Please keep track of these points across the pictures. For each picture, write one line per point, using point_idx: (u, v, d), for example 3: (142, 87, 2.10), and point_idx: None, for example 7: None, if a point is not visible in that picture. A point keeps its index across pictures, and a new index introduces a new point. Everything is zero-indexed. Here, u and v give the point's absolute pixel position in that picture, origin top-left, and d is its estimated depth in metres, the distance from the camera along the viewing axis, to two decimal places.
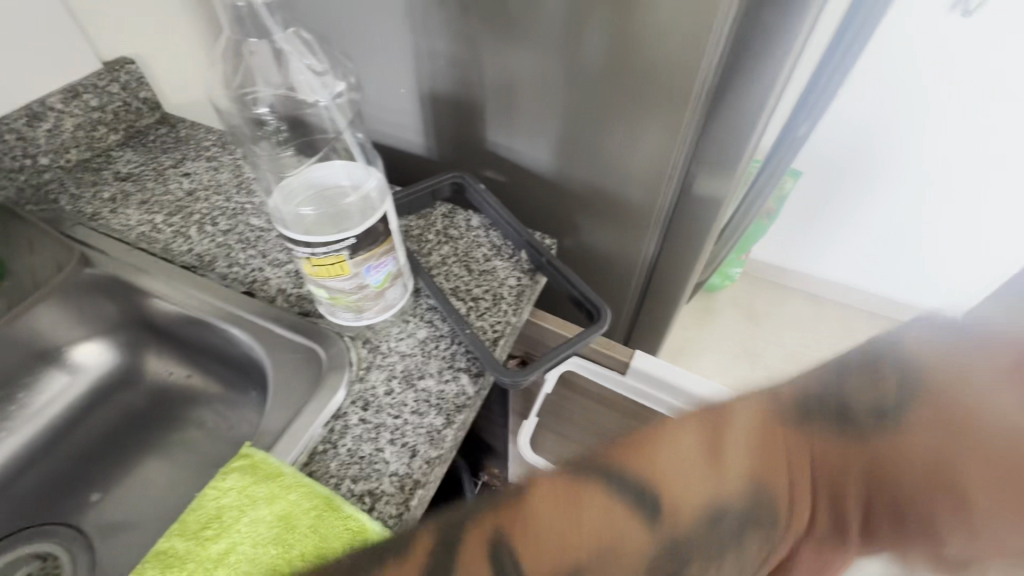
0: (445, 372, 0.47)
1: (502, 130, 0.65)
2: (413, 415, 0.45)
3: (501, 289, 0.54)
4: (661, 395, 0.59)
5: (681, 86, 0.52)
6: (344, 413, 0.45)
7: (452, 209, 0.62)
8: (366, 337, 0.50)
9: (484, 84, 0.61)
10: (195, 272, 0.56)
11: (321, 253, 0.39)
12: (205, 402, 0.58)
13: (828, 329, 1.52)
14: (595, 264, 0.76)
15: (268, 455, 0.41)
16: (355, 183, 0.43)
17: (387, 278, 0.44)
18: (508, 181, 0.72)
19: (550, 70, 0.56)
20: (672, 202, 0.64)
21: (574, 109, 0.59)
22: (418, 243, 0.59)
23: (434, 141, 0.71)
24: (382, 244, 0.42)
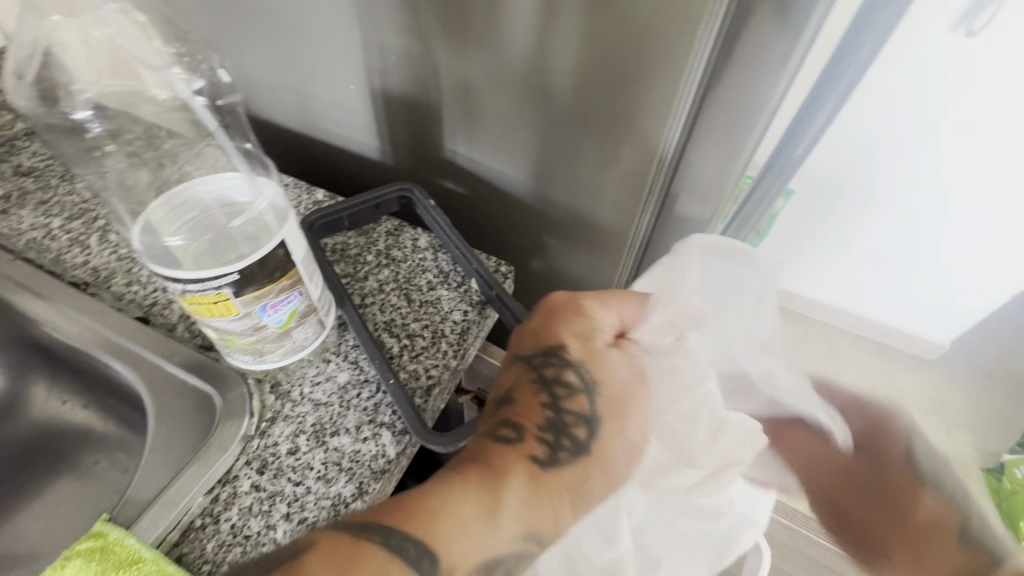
0: (364, 429, 0.40)
1: (460, 138, 0.58)
2: (318, 482, 0.37)
3: (443, 326, 0.47)
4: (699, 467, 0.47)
5: (659, 104, 0.44)
6: (235, 477, 0.37)
7: (398, 226, 0.55)
8: (275, 378, 0.42)
9: (439, 88, 0.54)
10: (85, 290, 0.47)
11: (196, 290, 0.31)
12: (99, 438, 0.51)
13: (812, 349, 1.45)
14: (564, 287, 0.70)
15: (129, 533, 0.33)
16: (254, 204, 0.36)
17: (292, 316, 0.37)
18: (470, 193, 0.64)
19: (512, 78, 0.49)
20: (648, 228, 0.57)
21: (541, 126, 0.52)
22: (353, 265, 0.51)
23: (389, 146, 0.64)
24: (279, 279, 0.34)
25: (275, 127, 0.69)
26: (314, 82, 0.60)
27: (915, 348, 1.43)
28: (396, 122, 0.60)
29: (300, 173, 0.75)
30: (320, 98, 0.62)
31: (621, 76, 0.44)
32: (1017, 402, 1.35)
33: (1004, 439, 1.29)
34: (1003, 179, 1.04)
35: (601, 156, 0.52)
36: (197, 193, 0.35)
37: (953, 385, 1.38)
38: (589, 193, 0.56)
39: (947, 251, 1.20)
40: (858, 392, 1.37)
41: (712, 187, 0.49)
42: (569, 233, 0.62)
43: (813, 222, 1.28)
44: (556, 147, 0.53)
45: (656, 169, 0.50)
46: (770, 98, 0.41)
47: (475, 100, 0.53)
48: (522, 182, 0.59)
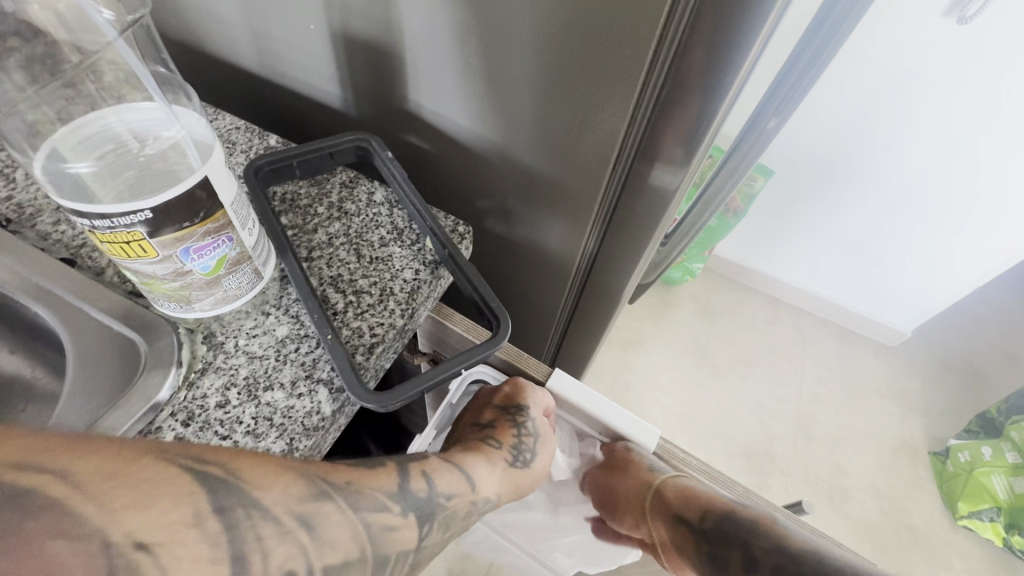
0: (299, 385, 0.38)
1: (423, 89, 0.55)
2: (247, 437, 0.36)
3: (392, 284, 0.45)
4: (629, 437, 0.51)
5: (628, 61, 0.42)
6: (159, 428, 0.36)
7: (354, 177, 0.52)
8: (209, 329, 0.40)
9: (400, 33, 0.50)
10: (7, 227, 0.44)
11: (105, 227, 0.29)
12: (28, 387, 0.48)
13: (779, 331, 1.48)
14: (529, 254, 0.68)
15: None
16: (173, 133, 0.34)
17: (221, 263, 0.35)
18: (435, 150, 0.62)
19: (476, 23, 0.45)
20: (615, 195, 0.56)
21: (507, 80, 0.49)
22: (303, 215, 0.49)
23: (351, 94, 0.60)
24: (204, 221, 0.32)
25: (231, 67, 0.65)
26: (269, 19, 0.56)
27: (876, 334, 1.47)
28: (357, 68, 0.56)
29: (259, 119, 0.71)
30: (277, 36, 0.57)
31: (589, 29, 0.41)
32: (966, 388, 1.41)
33: (950, 424, 1.35)
34: (976, 171, 1.04)
35: (568, 116, 0.49)
36: (108, 123, 0.32)
37: (908, 371, 1.43)
38: (557, 155, 0.54)
39: (916, 241, 1.22)
40: (819, 374, 1.41)
41: (679, 156, 0.47)
42: (535, 197, 0.60)
43: (789, 204, 1.28)
44: (522, 104, 0.50)
45: (624, 133, 0.48)
46: (741, 65, 0.39)
47: (439, 47, 0.50)
48: (488, 140, 0.57)
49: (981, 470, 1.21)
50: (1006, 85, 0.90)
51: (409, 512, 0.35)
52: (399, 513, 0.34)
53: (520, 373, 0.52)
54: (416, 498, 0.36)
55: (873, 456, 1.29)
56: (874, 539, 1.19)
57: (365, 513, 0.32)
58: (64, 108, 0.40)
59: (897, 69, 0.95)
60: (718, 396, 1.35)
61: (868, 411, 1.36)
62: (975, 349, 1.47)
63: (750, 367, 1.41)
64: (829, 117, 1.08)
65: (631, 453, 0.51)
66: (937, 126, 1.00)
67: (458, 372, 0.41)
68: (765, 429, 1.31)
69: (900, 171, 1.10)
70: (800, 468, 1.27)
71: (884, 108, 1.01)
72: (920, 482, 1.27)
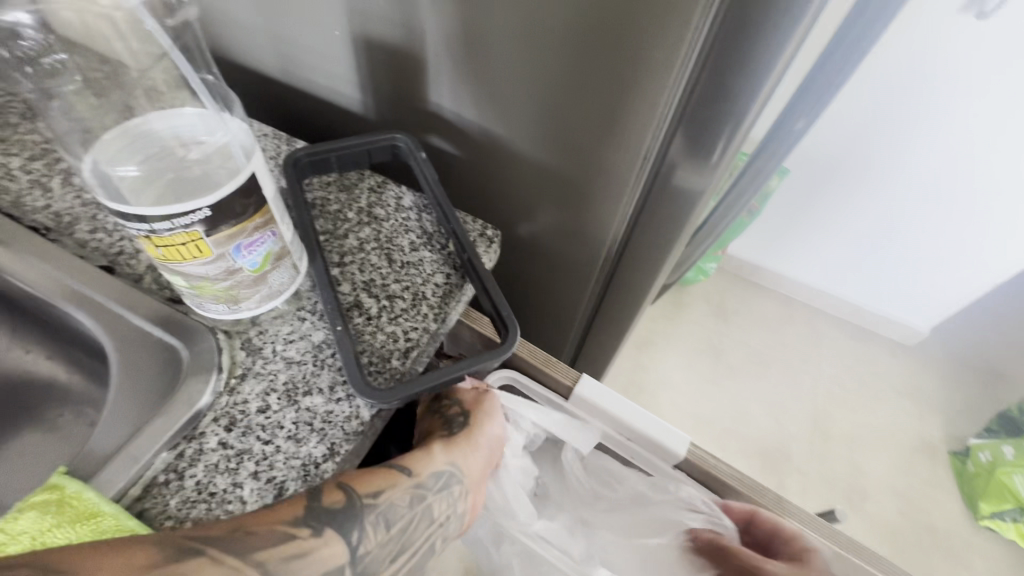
0: (338, 390, 0.38)
1: (447, 93, 0.55)
2: (289, 442, 0.36)
3: (423, 288, 0.45)
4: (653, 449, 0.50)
5: (659, 62, 0.41)
6: (202, 433, 0.36)
7: (382, 182, 0.52)
8: (248, 335, 0.40)
9: (425, 37, 0.50)
10: (45, 235, 0.45)
11: (165, 230, 0.29)
12: (64, 393, 0.49)
13: (794, 331, 1.47)
14: (550, 256, 0.68)
15: (90, 487, 0.32)
16: (217, 138, 0.33)
17: (267, 259, 0.35)
18: (458, 154, 0.62)
19: (505, 27, 0.45)
20: (640, 197, 0.55)
21: (533, 86, 0.49)
22: (333, 221, 0.49)
23: (375, 100, 0.61)
24: (253, 217, 0.32)
25: (254, 73, 0.66)
26: (295, 26, 0.56)
27: (893, 333, 1.45)
28: (379, 72, 0.57)
29: (282, 124, 0.72)
30: (301, 43, 0.58)
31: (619, 36, 0.41)
32: (985, 388, 1.39)
33: (970, 423, 1.33)
34: (997, 169, 1.03)
35: (594, 118, 0.49)
36: (153, 128, 0.32)
37: (927, 371, 1.41)
38: (582, 159, 0.54)
39: (935, 239, 1.21)
40: (834, 373, 1.40)
41: (708, 157, 0.47)
42: (558, 199, 0.60)
43: (805, 203, 1.27)
44: (548, 106, 0.50)
45: (652, 134, 0.48)
46: (773, 66, 0.39)
47: (464, 51, 0.50)
48: (512, 143, 0.57)
49: (1002, 470, 1.19)
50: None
51: (377, 531, 0.34)
52: (369, 538, 0.34)
53: (547, 377, 0.52)
54: (392, 519, 0.35)
55: (892, 455, 1.28)
56: (894, 540, 1.18)
57: (359, 536, 0.33)
58: (104, 118, 0.41)
59: (917, 67, 0.94)
60: (733, 395, 1.35)
61: (886, 411, 1.34)
62: (996, 348, 1.45)
63: (766, 367, 1.40)
64: (847, 115, 1.07)
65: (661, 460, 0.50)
66: (956, 124, 0.99)
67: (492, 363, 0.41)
68: (782, 429, 1.30)
69: (919, 168, 1.09)
70: (817, 468, 1.26)
71: (904, 105, 1.00)
72: (940, 482, 1.26)
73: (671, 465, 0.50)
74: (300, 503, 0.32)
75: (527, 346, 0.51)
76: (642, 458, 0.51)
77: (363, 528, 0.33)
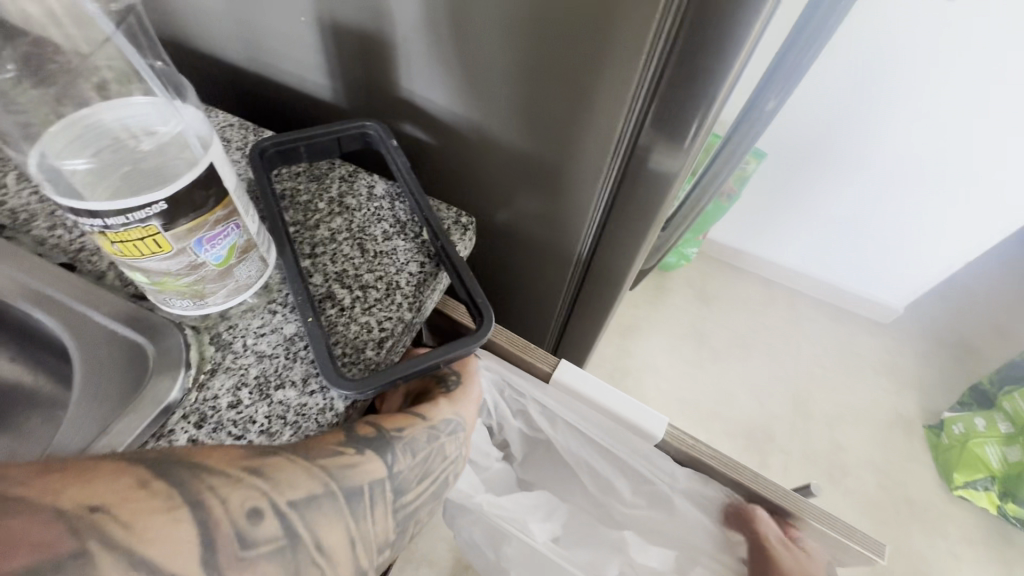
0: (311, 382, 0.38)
1: (416, 77, 0.54)
2: (261, 437, 0.36)
3: (398, 278, 0.45)
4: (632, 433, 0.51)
5: (630, 42, 0.41)
6: (171, 431, 0.35)
7: (353, 171, 0.52)
8: (216, 330, 0.40)
9: (392, 20, 0.49)
10: (2, 233, 0.43)
11: (120, 225, 0.28)
12: (31, 395, 0.48)
13: (775, 312, 1.49)
14: (529, 242, 0.68)
15: None
16: (172, 128, 0.32)
17: (232, 252, 0.34)
18: (432, 140, 0.61)
19: (473, 8, 0.44)
20: (615, 181, 0.55)
21: (505, 69, 0.48)
22: (304, 211, 0.48)
23: (344, 87, 0.59)
24: (214, 209, 0.31)
25: (219, 61, 0.64)
26: (258, 10, 0.55)
27: (871, 312, 1.48)
28: (347, 57, 0.55)
29: (251, 114, 0.70)
30: (266, 29, 0.56)
31: (589, 16, 0.41)
32: (958, 362, 1.43)
33: (944, 397, 1.37)
34: (968, 148, 1.05)
35: (566, 101, 0.48)
36: (101, 120, 0.31)
37: (902, 348, 1.45)
38: (557, 142, 0.53)
39: (909, 218, 1.23)
40: (814, 352, 1.43)
41: (681, 139, 0.47)
42: (535, 185, 0.60)
43: (784, 186, 1.29)
44: (520, 90, 0.50)
45: (625, 116, 0.47)
46: (742, 45, 0.39)
47: (433, 34, 0.49)
48: (486, 129, 0.56)
49: (975, 441, 1.23)
50: (999, 62, 0.90)
51: (402, 456, 0.38)
52: (397, 465, 0.37)
53: (526, 363, 0.52)
54: (415, 447, 0.39)
55: (870, 431, 1.32)
56: (873, 513, 1.21)
57: (388, 463, 0.37)
58: (56, 109, 0.40)
59: (890, 48, 0.95)
60: (716, 377, 1.37)
61: (864, 388, 1.38)
62: (967, 324, 1.49)
63: (749, 348, 1.42)
64: (821, 97, 1.08)
65: (639, 442, 0.51)
66: (927, 105, 1.00)
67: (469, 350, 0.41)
68: (764, 409, 1.33)
69: (893, 149, 1.10)
70: (799, 446, 1.29)
71: (877, 86, 1.01)
72: (916, 455, 1.30)
73: (648, 446, 0.51)
74: (341, 431, 0.36)
75: (504, 334, 0.51)
76: (620, 440, 0.52)
77: (395, 453, 0.37)
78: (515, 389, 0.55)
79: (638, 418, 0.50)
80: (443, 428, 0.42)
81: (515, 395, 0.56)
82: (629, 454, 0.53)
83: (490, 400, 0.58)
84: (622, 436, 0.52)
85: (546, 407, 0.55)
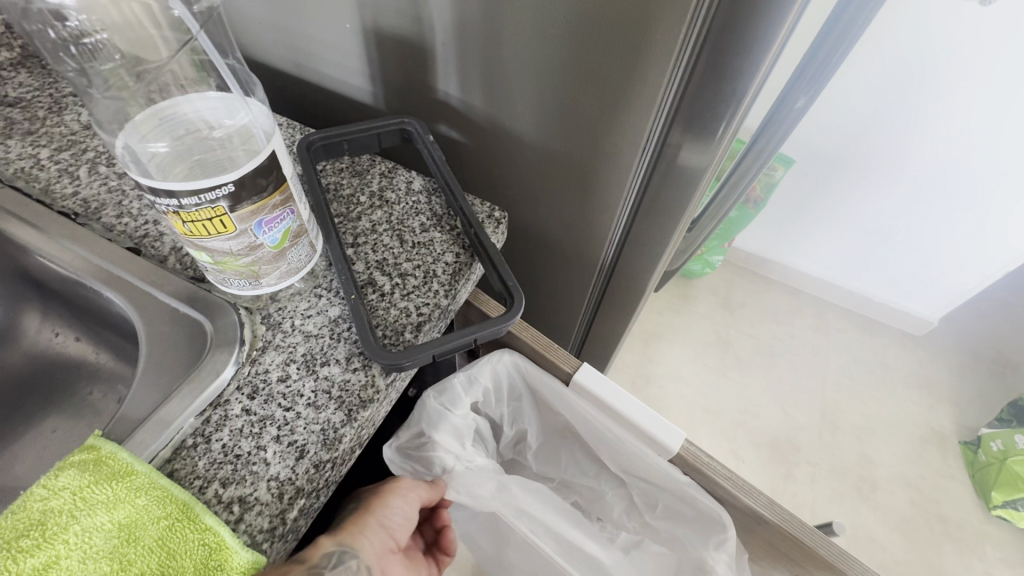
0: (354, 360, 0.40)
1: (452, 80, 0.57)
2: (308, 409, 0.38)
3: (434, 266, 0.47)
4: (646, 445, 0.51)
5: (661, 39, 0.42)
6: (227, 401, 0.38)
7: (393, 167, 0.54)
8: (267, 310, 0.42)
9: (429, 24, 0.52)
10: (75, 220, 0.47)
11: (192, 206, 0.31)
12: (94, 370, 0.52)
13: (802, 322, 1.47)
14: (556, 242, 0.70)
15: (121, 448, 0.34)
16: (240, 120, 0.35)
17: (286, 236, 0.37)
18: (464, 141, 0.64)
19: (509, 13, 0.47)
20: (643, 179, 0.56)
21: (538, 72, 0.51)
22: (347, 204, 0.51)
23: (382, 89, 0.62)
24: (274, 194, 0.34)
25: (268, 68, 0.68)
26: (306, 19, 0.58)
27: (902, 324, 1.45)
28: (387, 63, 0.59)
29: (297, 115, 0.74)
30: (313, 36, 0.60)
31: (624, 20, 0.43)
32: (996, 377, 1.38)
33: (980, 413, 1.33)
34: (1005, 154, 1.02)
35: (597, 100, 0.50)
36: (182, 113, 0.34)
37: (935, 361, 1.41)
38: (587, 140, 0.55)
39: (942, 226, 1.21)
40: (842, 363, 1.40)
41: (710, 135, 0.48)
42: (566, 185, 0.61)
43: (811, 193, 1.28)
44: (552, 89, 0.52)
45: (655, 113, 0.49)
46: (771, 42, 0.40)
47: (469, 38, 0.51)
48: (516, 129, 0.58)
49: (1012, 458, 1.17)
50: None
51: None
52: None
53: (547, 363, 0.53)
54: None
55: (901, 446, 1.28)
56: (903, 530, 1.18)
57: None
58: (130, 104, 0.43)
59: (917, 54, 0.95)
60: (740, 386, 1.35)
61: (895, 401, 1.34)
62: (1007, 337, 1.44)
63: (774, 358, 1.40)
64: (849, 103, 1.08)
65: (653, 454, 0.51)
66: (961, 110, 1.00)
67: (501, 331, 0.43)
68: (790, 419, 1.31)
69: (925, 154, 1.09)
70: (827, 458, 1.26)
71: (907, 91, 1.00)
72: (950, 471, 1.25)
73: (661, 460, 0.50)
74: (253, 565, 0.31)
75: (528, 332, 0.52)
76: (634, 450, 0.52)
77: None
78: (535, 388, 0.56)
79: (654, 428, 0.50)
80: (332, 563, 0.36)
81: (533, 394, 0.57)
82: (642, 466, 0.53)
83: (505, 387, 0.57)
84: (637, 447, 0.51)
85: (563, 410, 0.55)
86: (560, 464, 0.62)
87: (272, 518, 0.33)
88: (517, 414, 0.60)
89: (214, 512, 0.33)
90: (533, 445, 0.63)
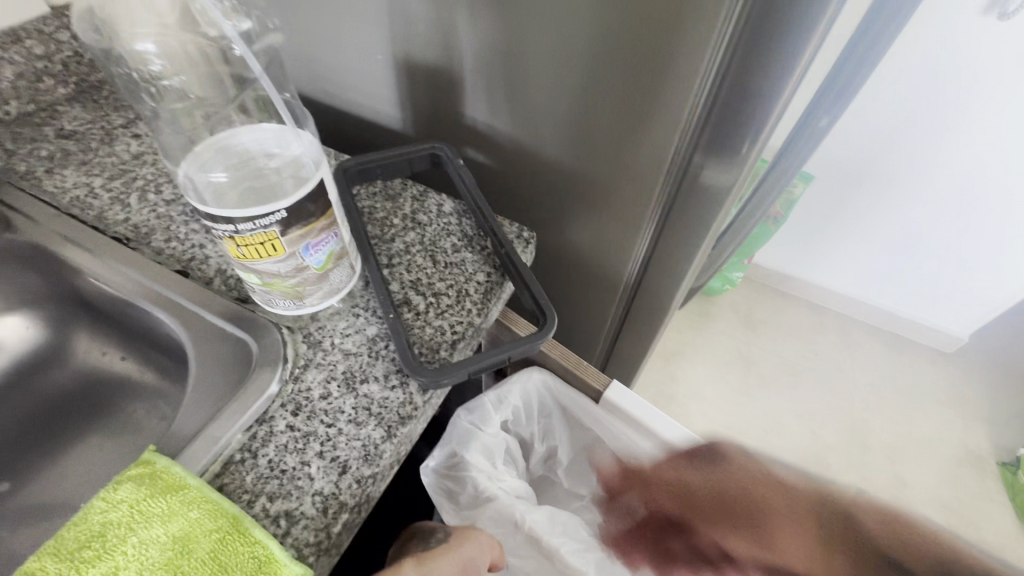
0: (392, 378, 0.41)
1: (480, 107, 0.59)
2: (349, 425, 0.39)
3: (466, 286, 0.48)
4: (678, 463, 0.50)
5: (685, 63, 0.44)
6: (272, 417, 0.39)
7: (424, 191, 0.56)
8: (308, 329, 0.44)
9: (461, 55, 0.54)
10: (127, 244, 0.50)
11: (247, 230, 0.33)
12: (138, 388, 0.54)
13: (826, 339, 1.45)
14: (582, 261, 0.71)
15: (173, 463, 0.35)
16: (289, 149, 0.37)
17: (330, 258, 0.39)
18: (491, 164, 0.66)
19: (538, 41, 0.49)
20: (668, 199, 0.57)
21: (564, 98, 0.52)
22: (380, 227, 0.53)
23: (412, 116, 0.65)
24: (320, 218, 0.36)
25: (302, 98, 0.71)
26: (341, 53, 0.61)
27: (932, 341, 1.42)
28: (418, 91, 0.61)
29: (328, 142, 0.77)
30: (346, 68, 0.63)
31: (649, 48, 0.44)
32: None
33: (1018, 432, 1.28)
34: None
35: (622, 122, 0.51)
36: (239, 144, 0.37)
37: (967, 379, 1.37)
38: (611, 161, 0.56)
39: (968, 240, 1.19)
40: (870, 381, 1.37)
41: (735, 154, 0.49)
42: (591, 205, 0.63)
43: (832, 208, 1.27)
44: (578, 112, 0.53)
45: (680, 134, 0.50)
46: (795, 64, 0.41)
47: (497, 68, 0.54)
48: (541, 152, 0.60)
49: None
50: None
51: None
52: None
53: (577, 379, 0.54)
54: None
55: (936, 468, 1.24)
56: None
57: None
58: None
59: (935, 68, 0.96)
60: (765, 405, 1.33)
61: (928, 421, 1.31)
62: None
63: (799, 376, 1.38)
64: (868, 119, 1.08)
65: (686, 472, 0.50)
66: (983, 124, 1.00)
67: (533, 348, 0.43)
68: (818, 439, 1.28)
69: (948, 167, 1.08)
70: (858, 480, 1.23)
71: (927, 104, 1.01)
72: (989, 494, 1.21)
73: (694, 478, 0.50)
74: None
75: (559, 349, 0.53)
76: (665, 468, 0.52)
77: None
78: (565, 405, 0.56)
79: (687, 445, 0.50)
80: None
81: (563, 411, 0.57)
82: None
83: (535, 404, 0.57)
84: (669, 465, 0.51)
85: (593, 426, 0.55)
86: (588, 482, 0.62)
87: (317, 532, 0.34)
88: (546, 430, 0.60)
89: (261, 525, 0.34)
90: (564, 461, 0.63)
